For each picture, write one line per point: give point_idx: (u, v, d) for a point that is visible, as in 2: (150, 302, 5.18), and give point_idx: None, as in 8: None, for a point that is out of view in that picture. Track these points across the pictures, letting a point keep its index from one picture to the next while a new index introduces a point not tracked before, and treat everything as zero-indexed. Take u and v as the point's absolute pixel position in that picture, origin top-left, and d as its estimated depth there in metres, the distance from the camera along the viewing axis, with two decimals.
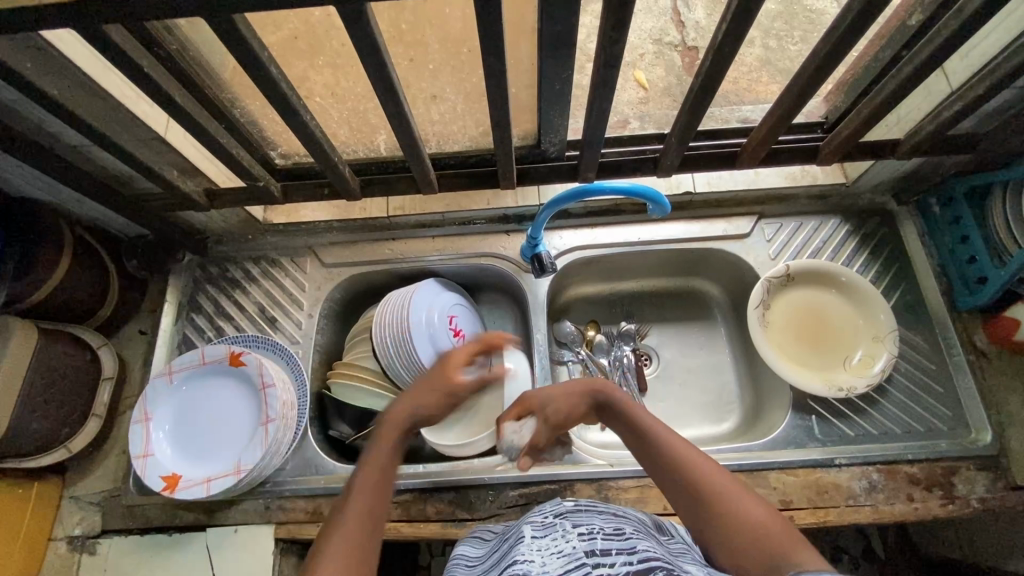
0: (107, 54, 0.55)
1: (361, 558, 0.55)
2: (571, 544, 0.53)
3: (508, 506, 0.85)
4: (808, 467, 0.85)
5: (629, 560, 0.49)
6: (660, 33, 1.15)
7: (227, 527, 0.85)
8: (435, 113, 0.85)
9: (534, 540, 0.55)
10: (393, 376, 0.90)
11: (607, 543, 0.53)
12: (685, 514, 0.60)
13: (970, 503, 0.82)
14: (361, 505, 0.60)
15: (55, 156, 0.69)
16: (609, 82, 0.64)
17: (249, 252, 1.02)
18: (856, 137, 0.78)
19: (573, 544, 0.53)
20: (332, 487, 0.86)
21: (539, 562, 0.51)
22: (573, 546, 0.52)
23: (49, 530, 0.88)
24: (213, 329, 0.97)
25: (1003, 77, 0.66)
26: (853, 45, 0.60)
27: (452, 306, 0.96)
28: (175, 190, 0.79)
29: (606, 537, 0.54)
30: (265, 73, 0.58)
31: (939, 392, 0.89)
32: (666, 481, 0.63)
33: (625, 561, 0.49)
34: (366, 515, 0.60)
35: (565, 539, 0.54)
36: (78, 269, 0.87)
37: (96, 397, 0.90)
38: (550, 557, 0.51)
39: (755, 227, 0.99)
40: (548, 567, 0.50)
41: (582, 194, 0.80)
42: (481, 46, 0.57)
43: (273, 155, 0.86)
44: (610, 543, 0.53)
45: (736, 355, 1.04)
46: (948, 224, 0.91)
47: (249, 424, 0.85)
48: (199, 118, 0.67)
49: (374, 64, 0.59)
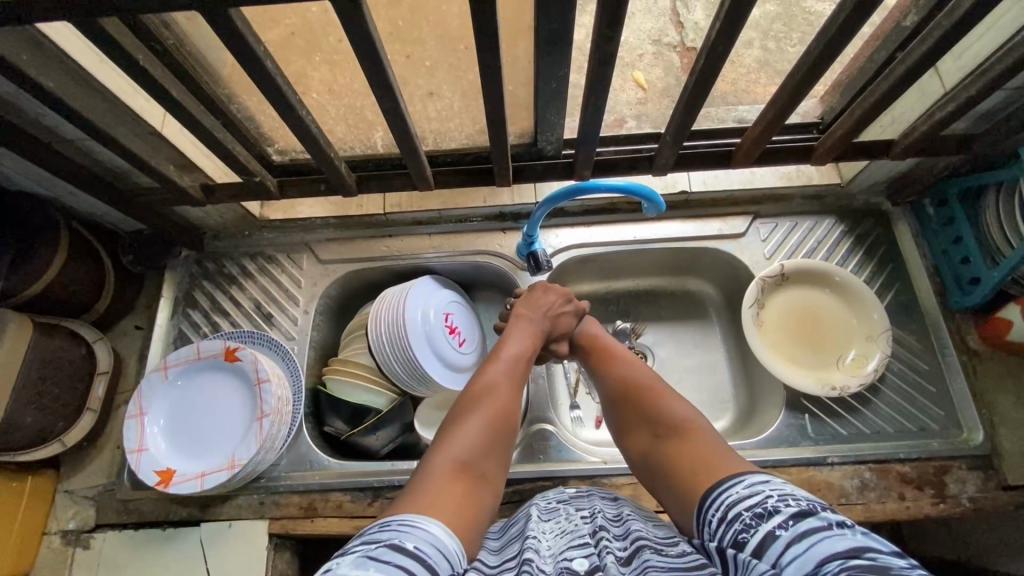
0: (103, 48, 0.56)
1: (491, 447, 0.62)
2: (575, 525, 0.56)
3: (500, 502, 0.86)
4: (801, 465, 0.85)
5: (624, 543, 0.52)
6: (659, 33, 1.16)
7: (221, 522, 0.85)
8: (432, 111, 0.85)
9: (540, 521, 0.58)
10: (392, 376, 0.90)
11: (607, 526, 0.56)
12: (611, 412, 0.73)
13: (961, 503, 0.83)
14: (495, 394, 0.67)
15: (50, 149, 0.69)
16: (604, 80, 0.64)
17: (247, 249, 1.02)
18: (850, 138, 0.78)
19: (576, 524, 0.56)
20: (326, 481, 0.86)
21: (545, 540, 0.53)
22: (577, 526, 0.55)
23: (43, 524, 0.88)
24: (209, 325, 0.97)
25: (995, 77, 0.67)
26: (846, 45, 0.60)
27: (451, 305, 0.97)
28: (171, 185, 0.79)
29: (606, 520, 0.57)
30: (261, 69, 0.58)
31: (931, 392, 0.89)
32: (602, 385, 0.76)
33: (621, 544, 0.52)
34: (502, 404, 0.66)
35: (569, 521, 0.57)
36: (75, 263, 0.87)
37: (91, 391, 0.90)
38: (554, 537, 0.54)
39: (750, 226, 0.99)
40: (554, 545, 0.52)
41: (576, 191, 0.80)
42: (477, 43, 0.58)
43: (270, 151, 0.86)
44: (610, 526, 0.56)
45: (731, 354, 1.04)
46: (941, 226, 0.92)
47: (243, 422, 0.85)
48: (195, 113, 0.67)
49: (369, 60, 0.59)
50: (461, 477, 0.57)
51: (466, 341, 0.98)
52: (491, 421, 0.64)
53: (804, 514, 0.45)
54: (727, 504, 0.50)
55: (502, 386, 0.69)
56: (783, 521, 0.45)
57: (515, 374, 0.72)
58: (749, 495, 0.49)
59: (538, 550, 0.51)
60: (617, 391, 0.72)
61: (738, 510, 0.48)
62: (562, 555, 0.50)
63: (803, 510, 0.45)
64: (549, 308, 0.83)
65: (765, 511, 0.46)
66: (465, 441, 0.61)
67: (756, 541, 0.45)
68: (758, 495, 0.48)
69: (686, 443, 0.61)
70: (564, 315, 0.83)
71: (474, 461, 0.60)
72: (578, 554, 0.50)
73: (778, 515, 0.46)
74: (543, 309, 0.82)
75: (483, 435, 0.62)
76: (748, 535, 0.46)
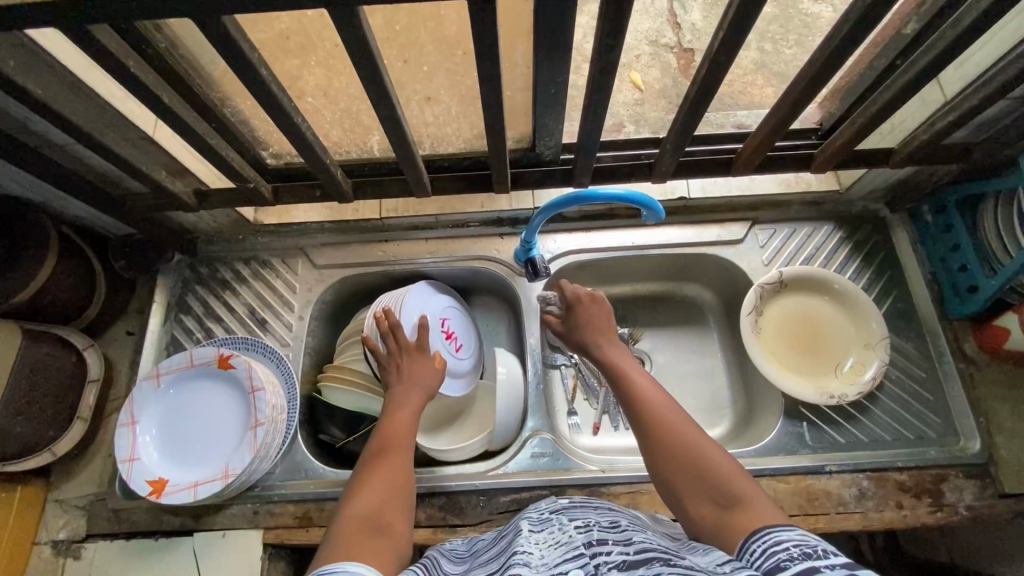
0: (94, 55, 0.54)
1: (394, 498, 0.63)
2: (568, 535, 0.53)
3: (498, 510, 0.85)
4: (799, 474, 0.85)
5: (626, 551, 0.48)
6: (656, 34, 1.15)
7: (214, 532, 0.84)
8: (429, 115, 0.83)
9: (532, 534, 0.55)
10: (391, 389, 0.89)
11: (603, 534, 0.52)
12: (645, 453, 0.65)
13: (958, 511, 0.83)
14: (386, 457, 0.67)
15: (39, 156, 0.68)
16: (605, 89, 0.64)
17: (241, 253, 1.01)
18: (849, 147, 0.78)
19: (571, 535, 0.52)
20: (322, 491, 0.85)
21: (538, 554, 0.51)
22: (571, 537, 0.52)
23: (33, 534, 0.86)
24: (202, 331, 0.96)
25: (995, 88, 0.67)
26: (848, 56, 0.60)
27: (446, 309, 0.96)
28: (164, 191, 0.78)
29: (602, 529, 0.54)
30: (255, 76, 0.57)
31: (928, 399, 0.89)
32: (634, 427, 0.68)
33: (622, 551, 0.48)
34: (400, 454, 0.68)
35: (563, 532, 0.54)
36: (64, 270, 0.85)
37: (82, 399, 0.89)
38: (548, 549, 0.51)
39: (748, 232, 0.99)
40: (548, 559, 0.49)
41: (575, 199, 0.79)
42: (476, 52, 0.57)
43: (265, 155, 0.85)
44: (606, 534, 0.53)
45: (729, 360, 1.04)
46: (939, 233, 0.92)
47: (238, 431, 0.84)
48: (189, 119, 0.66)
49: (367, 68, 0.58)
50: (367, 529, 0.56)
51: (463, 346, 0.97)
52: (388, 475, 0.65)
53: (854, 566, 0.41)
54: (777, 541, 0.47)
55: (400, 433, 0.71)
56: (829, 563, 0.42)
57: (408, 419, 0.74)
58: (801, 539, 0.46)
59: (530, 564, 0.48)
60: (645, 432, 0.65)
61: (787, 546, 0.46)
62: (558, 567, 0.47)
63: (857, 562, 0.41)
64: (399, 364, 0.82)
65: (814, 552, 0.44)
66: (368, 498, 0.61)
67: (796, 567, 0.42)
68: (811, 541, 0.46)
69: (751, 516, 0.53)
70: (420, 355, 0.84)
71: (378, 515, 0.59)
72: (571, 566, 0.47)
73: (828, 558, 0.42)
74: (407, 368, 0.82)
75: (387, 488, 0.63)
76: (789, 563, 0.43)
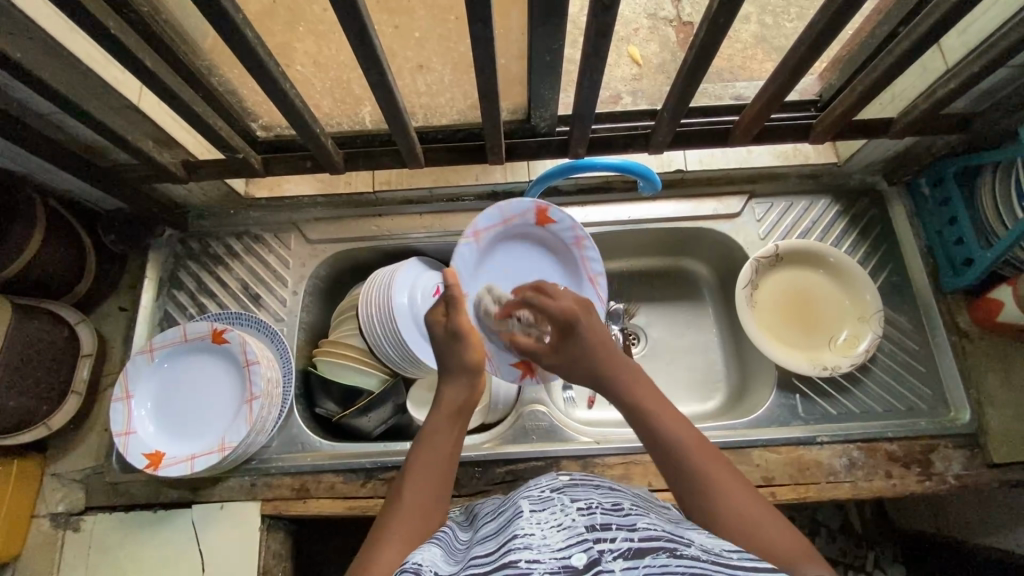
0: (70, 15, 0.52)
1: (439, 497, 0.62)
2: (571, 518, 0.50)
3: (495, 482, 0.86)
4: (791, 444, 0.86)
5: (631, 536, 0.47)
6: (655, 7, 1.13)
7: (213, 504, 0.85)
8: (422, 84, 0.81)
9: (533, 514, 0.53)
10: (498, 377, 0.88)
11: (607, 518, 0.50)
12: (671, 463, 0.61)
13: (947, 480, 0.84)
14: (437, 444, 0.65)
15: (22, 125, 0.66)
16: (600, 53, 0.62)
17: (233, 228, 0.99)
18: (849, 116, 0.76)
19: (573, 517, 0.50)
20: (319, 463, 0.86)
21: (539, 536, 0.48)
22: (573, 520, 0.50)
23: (32, 507, 0.87)
24: (195, 306, 0.95)
25: (999, 55, 0.65)
26: (851, 20, 0.58)
27: (530, 227, 0.90)
28: (152, 161, 0.76)
29: (606, 511, 0.51)
30: (239, 37, 0.55)
31: (921, 371, 0.90)
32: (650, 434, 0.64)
33: (626, 537, 0.46)
34: (445, 462, 0.64)
35: (564, 512, 0.51)
36: (51, 244, 0.84)
37: (76, 373, 0.89)
38: (551, 530, 0.49)
39: (745, 206, 0.98)
40: (549, 541, 0.47)
41: (573, 169, 0.83)
42: (468, 12, 0.55)
43: (254, 126, 0.83)
44: (610, 518, 0.50)
45: (723, 334, 1.04)
46: (936, 206, 0.91)
47: (233, 403, 0.84)
48: (173, 86, 0.64)
49: (355, 30, 0.56)
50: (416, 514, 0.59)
51: None
52: (439, 462, 0.64)
53: None
54: None
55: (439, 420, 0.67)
56: None
57: (452, 422, 0.67)
58: None
59: (530, 548, 0.46)
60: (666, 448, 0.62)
61: None
62: (562, 552, 0.45)
63: None
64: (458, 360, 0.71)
65: None
66: (418, 478, 0.62)
67: None
68: None
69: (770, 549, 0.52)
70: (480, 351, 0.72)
71: (423, 495, 0.61)
72: (574, 551, 0.45)
73: None
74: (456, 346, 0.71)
75: (429, 475, 0.62)
76: None
